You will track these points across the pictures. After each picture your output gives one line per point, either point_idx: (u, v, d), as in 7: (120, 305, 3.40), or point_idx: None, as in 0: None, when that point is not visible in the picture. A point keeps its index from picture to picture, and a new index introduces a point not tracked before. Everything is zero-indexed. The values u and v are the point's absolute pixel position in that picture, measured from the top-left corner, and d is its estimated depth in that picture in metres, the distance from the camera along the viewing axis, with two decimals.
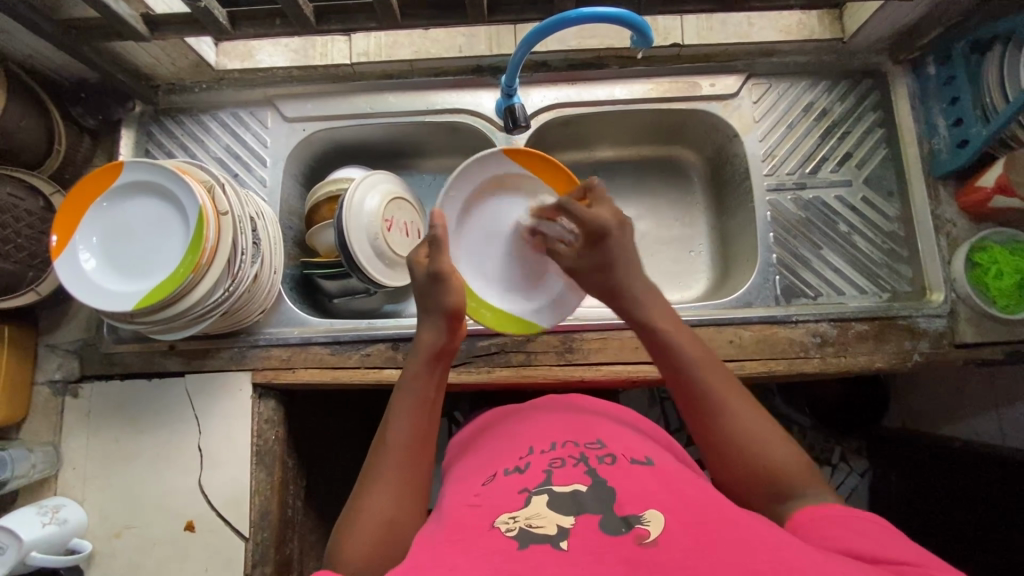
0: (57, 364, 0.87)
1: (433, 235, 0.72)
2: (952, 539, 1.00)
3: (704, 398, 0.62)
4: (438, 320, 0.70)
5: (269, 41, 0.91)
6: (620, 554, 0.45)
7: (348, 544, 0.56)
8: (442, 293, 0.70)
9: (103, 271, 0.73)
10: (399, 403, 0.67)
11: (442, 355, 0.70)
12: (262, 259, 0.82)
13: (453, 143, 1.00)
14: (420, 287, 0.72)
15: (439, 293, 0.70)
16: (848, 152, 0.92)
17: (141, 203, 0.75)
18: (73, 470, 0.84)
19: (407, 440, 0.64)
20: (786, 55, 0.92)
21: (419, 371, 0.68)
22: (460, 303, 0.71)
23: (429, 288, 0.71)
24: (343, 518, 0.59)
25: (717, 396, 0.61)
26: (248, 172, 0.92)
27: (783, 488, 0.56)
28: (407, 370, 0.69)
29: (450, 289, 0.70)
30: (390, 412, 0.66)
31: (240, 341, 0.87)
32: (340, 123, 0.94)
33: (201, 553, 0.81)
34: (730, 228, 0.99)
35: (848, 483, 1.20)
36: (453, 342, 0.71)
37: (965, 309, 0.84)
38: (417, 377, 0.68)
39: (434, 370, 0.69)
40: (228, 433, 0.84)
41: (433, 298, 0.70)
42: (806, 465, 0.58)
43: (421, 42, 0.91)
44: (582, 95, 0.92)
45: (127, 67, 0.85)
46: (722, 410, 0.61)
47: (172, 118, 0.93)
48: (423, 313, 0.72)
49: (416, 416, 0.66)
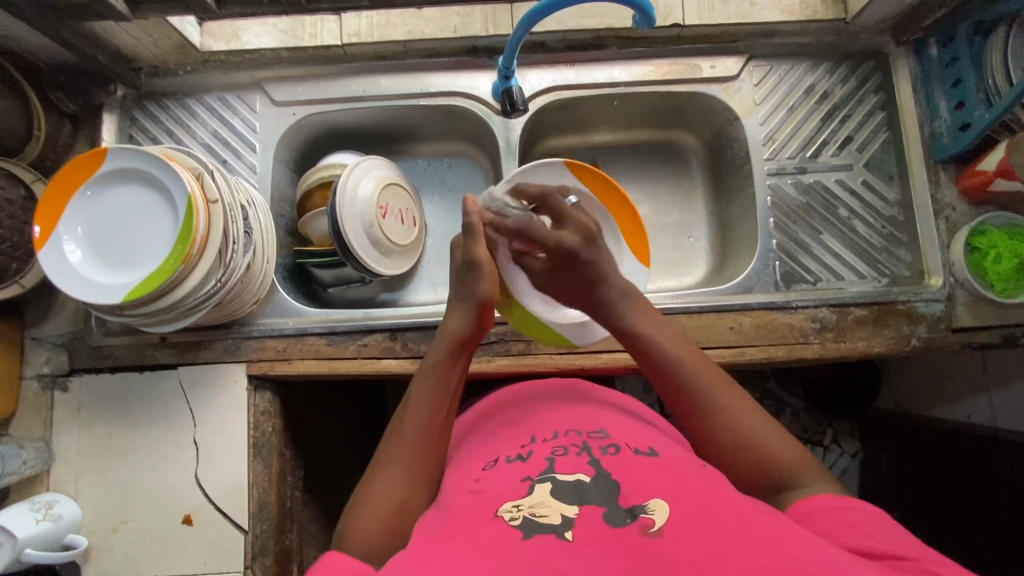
0: (45, 359, 0.85)
1: (470, 222, 0.70)
2: (938, 516, 1.02)
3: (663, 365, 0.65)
4: (465, 309, 0.69)
5: (256, 22, 0.88)
6: (626, 545, 0.45)
7: (358, 526, 0.56)
8: (477, 280, 0.69)
9: (89, 262, 0.71)
10: (420, 390, 0.65)
11: (466, 345, 0.69)
12: (255, 248, 0.79)
13: (448, 127, 0.98)
14: (456, 273, 0.72)
15: (474, 282, 0.70)
16: (849, 135, 0.91)
17: (125, 192, 0.73)
18: (66, 465, 0.82)
19: (423, 431, 0.63)
20: (788, 36, 0.91)
21: (441, 359, 0.68)
22: (492, 295, 0.70)
23: (465, 275, 0.70)
24: (356, 497, 0.59)
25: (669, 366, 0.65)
26: (237, 159, 0.89)
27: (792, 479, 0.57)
28: (427, 358, 0.68)
29: (485, 278, 0.70)
30: (409, 400, 0.65)
31: (233, 332, 0.85)
32: (330, 107, 0.91)
33: (200, 546, 0.80)
34: (729, 212, 0.98)
35: (839, 464, 1.22)
36: (478, 333, 0.70)
37: (963, 294, 0.84)
38: (438, 366, 0.67)
39: (455, 361, 0.68)
40: (224, 426, 0.82)
41: (466, 286, 0.70)
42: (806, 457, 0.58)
43: (414, 22, 0.89)
44: (581, 77, 0.90)
45: (108, 48, 0.82)
46: (700, 386, 0.63)
47: (157, 103, 0.90)
48: (455, 300, 0.71)
49: (431, 408, 0.64)
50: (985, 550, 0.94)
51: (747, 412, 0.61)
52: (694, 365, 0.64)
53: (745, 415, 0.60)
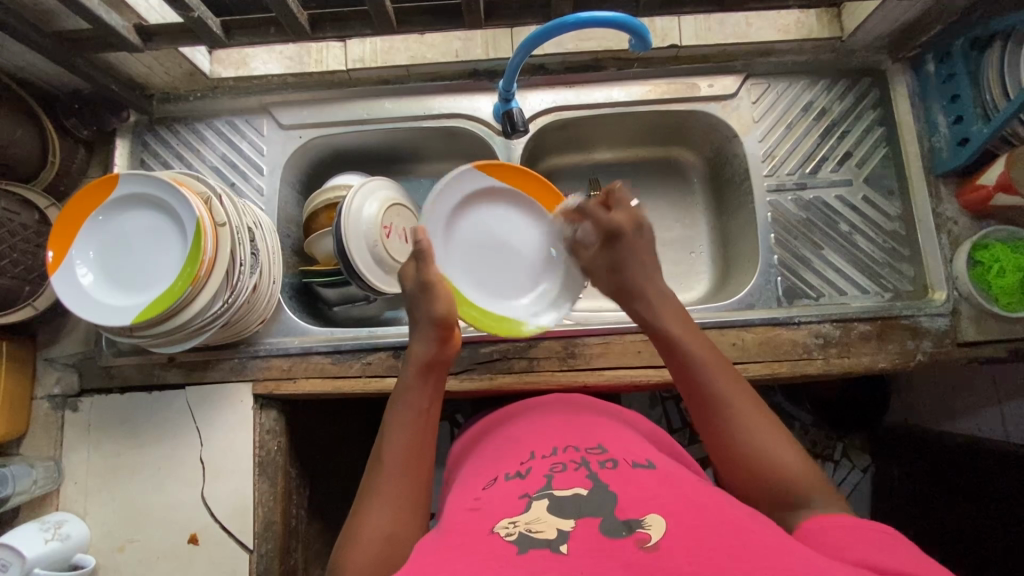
0: (55, 379, 0.86)
1: (420, 247, 0.75)
2: (949, 532, 1.01)
3: (700, 387, 0.64)
4: (426, 331, 0.72)
5: (263, 49, 0.91)
6: (620, 558, 0.45)
7: (349, 558, 0.55)
8: (430, 300, 0.73)
9: (99, 284, 0.72)
10: (393, 417, 0.67)
11: (433, 366, 0.71)
12: (261, 269, 0.81)
13: (451, 148, 1.00)
14: (410, 297, 0.75)
15: (427, 303, 0.73)
16: (849, 151, 0.91)
17: (132, 217, 0.75)
18: (75, 485, 0.83)
19: (403, 453, 0.64)
20: (785, 54, 0.92)
21: (412, 383, 0.69)
22: (448, 313, 0.73)
23: (418, 297, 0.74)
24: (347, 531, 0.59)
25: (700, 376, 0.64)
26: (244, 181, 0.91)
27: (797, 495, 0.56)
28: (399, 384, 0.70)
29: (435, 298, 0.73)
30: (386, 427, 0.66)
31: (240, 352, 0.86)
32: (336, 130, 0.93)
33: (206, 566, 0.81)
34: (730, 228, 0.99)
35: (850, 480, 1.20)
36: (444, 353, 0.71)
37: (967, 308, 0.84)
38: (408, 391, 0.69)
39: (426, 381, 0.70)
40: (230, 444, 0.83)
41: (422, 309, 0.73)
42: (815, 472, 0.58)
43: (417, 47, 0.90)
44: (580, 97, 0.92)
45: (121, 77, 0.84)
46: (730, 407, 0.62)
47: (168, 128, 0.93)
48: (415, 326, 0.73)
49: (409, 430, 0.66)
50: (998, 568, 0.92)
51: (774, 437, 0.60)
52: (718, 374, 0.64)
53: (763, 437, 0.60)
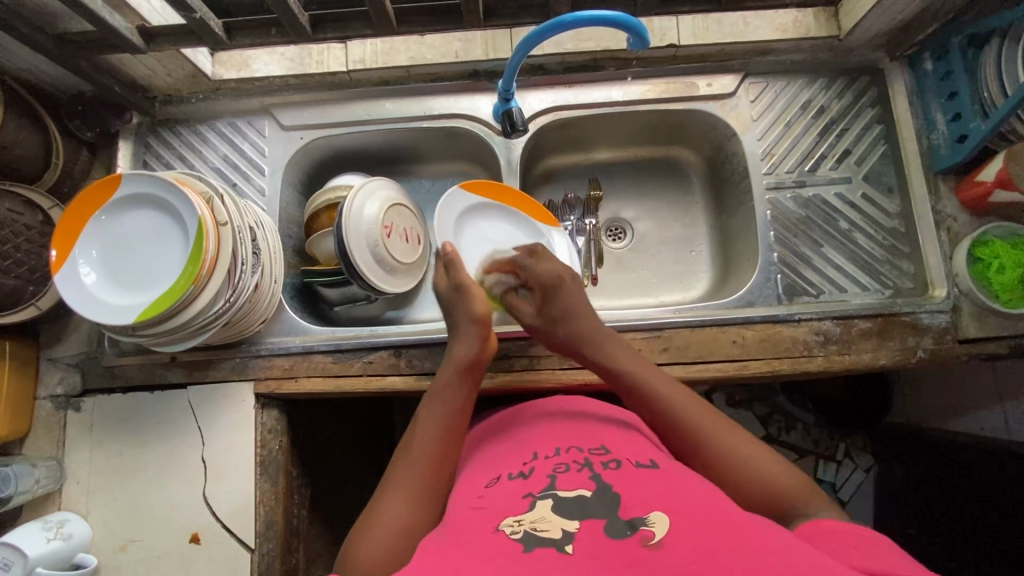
0: (59, 378, 0.87)
1: (448, 256, 0.79)
2: (952, 532, 1.00)
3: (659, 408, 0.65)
4: (469, 332, 0.74)
5: (264, 50, 0.91)
6: (626, 556, 0.45)
7: (363, 548, 0.55)
8: (468, 302, 0.76)
9: (102, 282, 0.73)
10: (428, 411, 0.68)
11: (473, 367, 0.72)
12: (263, 269, 0.81)
13: (451, 148, 1.01)
14: (445, 301, 0.78)
15: (464, 305, 0.76)
16: (848, 149, 0.92)
17: (139, 216, 0.75)
18: (77, 484, 0.83)
19: (431, 446, 0.65)
20: (782, 53, 0.92)
21: (449, 380, 0.70)
22: (484, 313, 0.76)
23: (455, 299, 0.77)
24: (364, 520, 0.59)
25: (644, 384, 0.67)
26: (246, 182, 0.92)
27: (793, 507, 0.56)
28: (436, 381, 0.71)
29: (473, 300, 0.76)
30: (419, 420, 0.68)
31: (242, 351, 0.86)
32: (337, 131, 0.94)
33: (208, 565, 0.81)
34: (730, 226, 0.99)
35: (853, 480, 1.15)
36: (483, 353, 0.73)
37: (968, 304, 0.84)
38: (446, 388, 0.69)
39: (464, 379, 0.71)
40: (232, 443, 0.83)
41: (461, 311, 0.75)
42: (805, 484, 0.58)
43: (417, 48, 0.90)
44: (580, 97, 0.93)
45: (124, 79, 0.85)
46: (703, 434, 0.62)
47: (169, 129, 0.93)
48: (456, 327, 0.75)
49: (441, 426, 0.66)
50: None
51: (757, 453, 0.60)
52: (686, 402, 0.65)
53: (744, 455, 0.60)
